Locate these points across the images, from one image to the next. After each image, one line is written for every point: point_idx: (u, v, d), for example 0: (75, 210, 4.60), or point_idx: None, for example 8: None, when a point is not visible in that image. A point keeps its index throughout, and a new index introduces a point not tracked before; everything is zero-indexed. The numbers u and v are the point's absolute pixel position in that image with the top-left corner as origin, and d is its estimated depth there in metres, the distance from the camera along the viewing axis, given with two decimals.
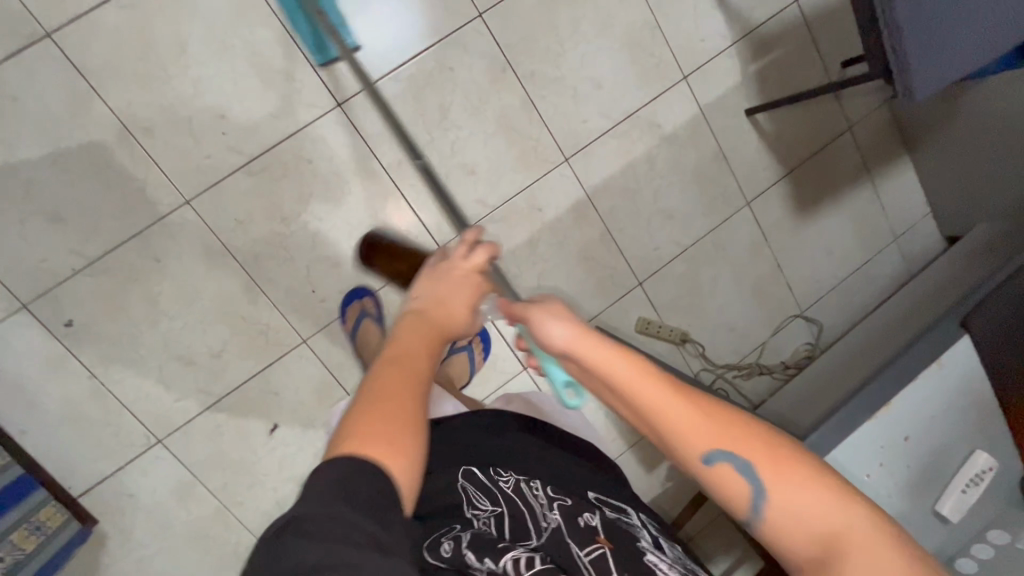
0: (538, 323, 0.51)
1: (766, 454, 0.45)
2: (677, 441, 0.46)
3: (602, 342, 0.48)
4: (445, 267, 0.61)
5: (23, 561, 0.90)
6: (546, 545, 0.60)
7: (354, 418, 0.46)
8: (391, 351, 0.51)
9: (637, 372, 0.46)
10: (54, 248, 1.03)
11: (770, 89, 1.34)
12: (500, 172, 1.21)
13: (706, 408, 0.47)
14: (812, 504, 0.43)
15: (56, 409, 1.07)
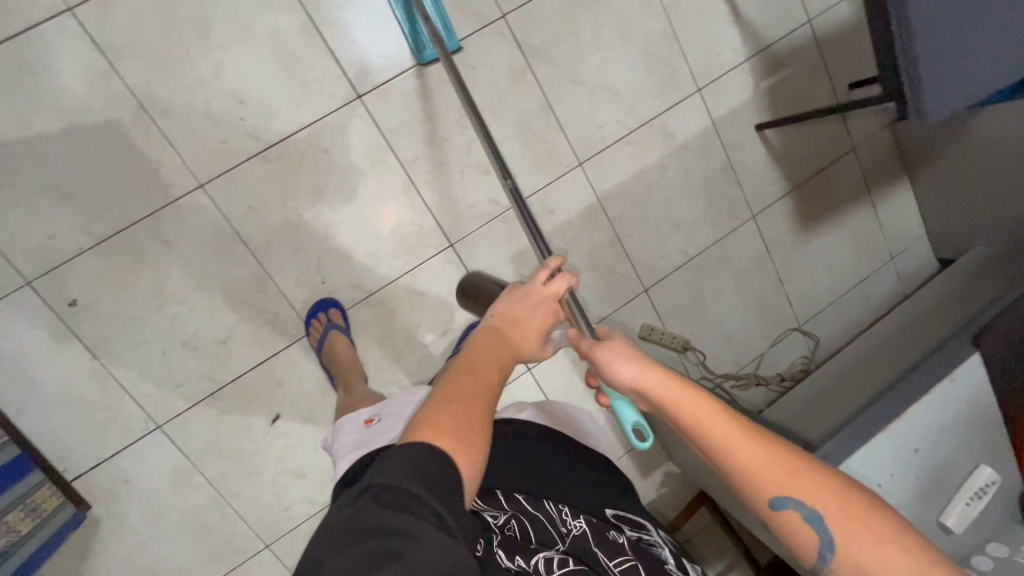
0: (609, 362, 0.59)
1: (838, 503, 0.49)
2: (746, 483, 0.51)
3: (669, 382, 0.55)
4: (526, 289, 0.67)
5: (18, 542, 0.88)
6: (571, 549, 0.67)
7: (432, 414, 0.53)
8: (467, 365, 0.59)
9: (704, 412, 0.53)
10: (62, 225, 1.01)
11: (781, 106, 1.37)
12: (515, 173, 1.22)
13: (779, 454, 0.51)
14: (884, 561, 0.47)
15: (54, 389, 1.05)
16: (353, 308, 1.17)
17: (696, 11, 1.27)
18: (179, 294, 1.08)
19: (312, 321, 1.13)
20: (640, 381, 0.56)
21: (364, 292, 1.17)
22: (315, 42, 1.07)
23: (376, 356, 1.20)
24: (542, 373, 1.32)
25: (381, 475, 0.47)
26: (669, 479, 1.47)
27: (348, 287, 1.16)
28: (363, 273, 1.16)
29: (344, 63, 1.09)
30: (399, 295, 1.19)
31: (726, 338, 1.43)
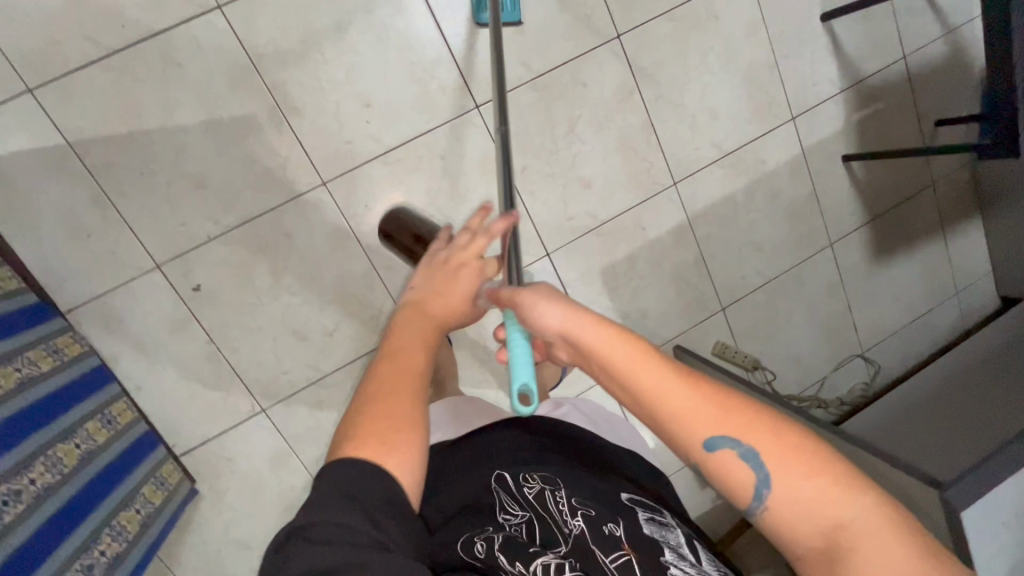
0: (538, 307, 0.53)
1: (773, 439, 0.47)
2: (681, 428, 0.48)
3: (597, 323, 0.51)
4: (445, 258, 0.70)
5: (154, 513, 0.94)
6: (573, 552, 0.62)
7: (354, 422, 0.54)
8: (395, 355, 0.60)
9: (634, 354, 0.49)
10: (193, 213, 1.05)
11: (868, 139, 1.40)
12: (614, 189, 1.26)
13: (712, 395, 0.49)
14: (815, 496, 0.45)
15: (172, 367, 1.10)
16: None
17: (797, 43, 1.31)
18: (293, 284, 1.11)
19: None
20: (569, 325, 0.52)
21: None
22: (441, 51, 1.10)
23: (467, 356, 1.24)
24: None
25: (312, 515, 0.47)
26: None
27: None
28: None
29: (466, 72, 1.12)
30: None
31: (794, 360, 1.46)
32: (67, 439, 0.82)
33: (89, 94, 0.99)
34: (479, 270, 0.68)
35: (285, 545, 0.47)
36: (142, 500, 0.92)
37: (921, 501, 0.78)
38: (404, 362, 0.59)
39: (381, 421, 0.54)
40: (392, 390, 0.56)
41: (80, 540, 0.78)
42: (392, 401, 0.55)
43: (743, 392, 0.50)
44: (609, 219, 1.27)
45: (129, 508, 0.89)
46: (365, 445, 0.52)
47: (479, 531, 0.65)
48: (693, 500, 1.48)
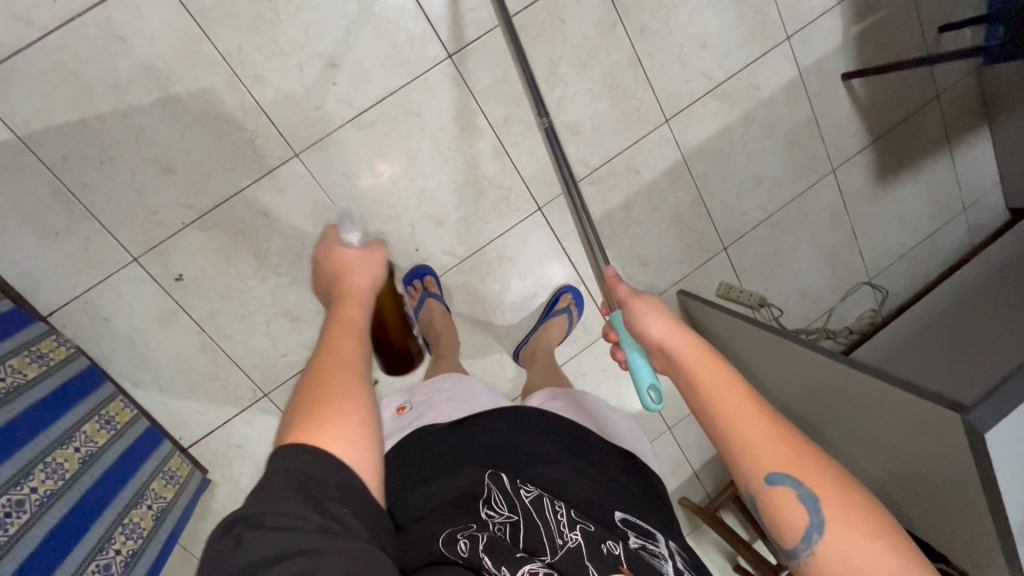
0: (642, 316, 0.64)
1: (838, 492, 0.51)
2: (750, 457, 0.53)
3: (696, 343, 0.60)
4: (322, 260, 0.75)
5: (167, 506, 0.94)
6: (561, 562, 0.61)
7: (292, 414, 0.54)
8: (318, 345, 0.61)
9: (723, 377, 0.57)
10: (164, 199, 1.00)
11: (868, 53, 1.32)
12: (602, 132, 1.20)
13: (788, 437, 0.54)
14: (872, 559, 0.48)
15: (167, 363, 1.07)
16: (446, 275, 1.18)
17: None
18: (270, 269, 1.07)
19: (409, 288, 1.15)
20: (665, 337, 0.61)
21: (456, 258, 1.18)
22: None
23: (467, 322, 1.22)
24: None
25: (258, 505, 0.47)
26: None
27: (439, 253, 1.17)
28: (455, 239, 1.17)
29: (433, 18, 1.04)
30: (490, 258, 1.20)
31: (801, 294, 1.44)
32: (65, 444, 0.80)
33: (31, 81, 0.91)
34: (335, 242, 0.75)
35: (228, 535, 0.47)
36: (153, 496, 0.92)
37: (937, 427, 0.73)
38: (325, 348, 0.60)
39: (308, 405, 0.54)
40: (315, 375, 0.57)
41: (93, 541, 0.77)
42: (317, 382, 0.56)
43: (818, 447, 0.54)
44: (600, 165, 1.21)
45: (139, 505, 0.88)
46: (295, 428, 0.52)
47: (461, 528, 0.64)
48: (705, 442, 1.48)
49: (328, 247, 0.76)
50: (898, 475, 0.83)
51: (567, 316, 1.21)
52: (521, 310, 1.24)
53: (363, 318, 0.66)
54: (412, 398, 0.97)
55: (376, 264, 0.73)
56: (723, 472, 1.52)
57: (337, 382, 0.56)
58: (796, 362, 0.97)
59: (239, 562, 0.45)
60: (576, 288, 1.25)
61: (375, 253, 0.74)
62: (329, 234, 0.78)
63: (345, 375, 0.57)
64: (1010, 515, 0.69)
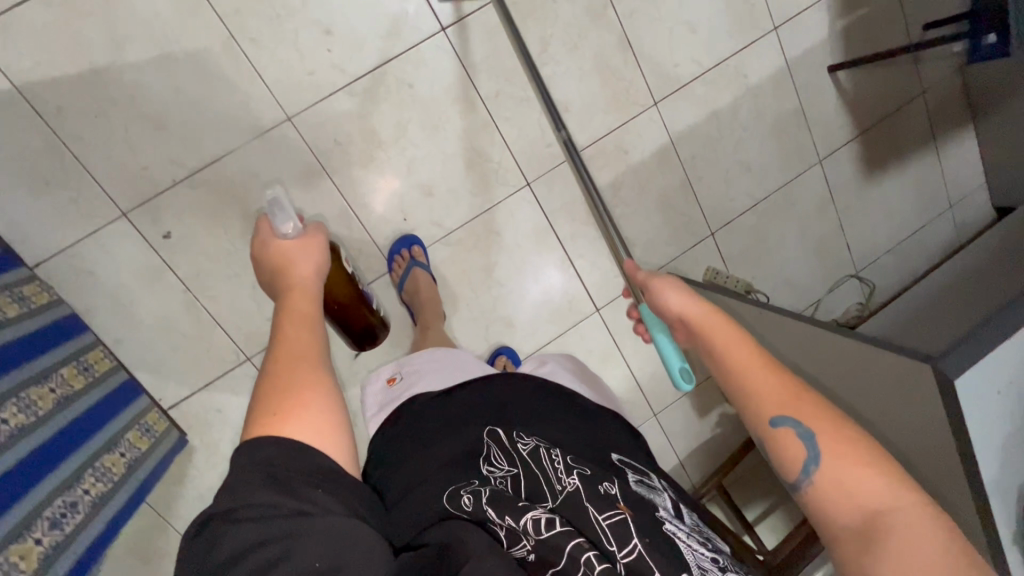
0: (659, 292, 0.74)
1: (833, 432, 0.55)
2: (755, 403, 0.59)
3: (708, 310, 0.68)
4: (263, 257, 0.79)
5: (141, 458, 0.92)
6: (562, 508, 0.62)
7: (262, 408, 0.57)
8: (271, 340, 0.65)
9: (729, 334, 0.64)
10: (155, 155, 1.01)
11: (853, 47, 1.35)
12: (592, 112, 1.22)
13: (790, 385, 0.59)
14: (865, 485, 0.52)
15: (150, 321, 1.07)
16: (434, 246, 1.19)
17: None
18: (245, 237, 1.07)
19: (396, 257, 1.16)
20: (684, 309, 0.70)
21: (444, 230, 1.19)
22: None
23: (453, 294, 1.23)
24: (610, 315, 1.33)
25: (230, 500, 0.49)
26: (724, 419, 1.49)
27: (427, 223, 1.18)
28: (444, 210, 1.18)
29: None
30: (478, 231, 1.21)
31: (788, 285, 1.45)
32: (41, 383, 0.81)
33: (31, 32, 0.94)
34: (270, 232, 0.79)
35: (203, 533, 0.49)
36: (127, 445, 0.90)
37: (915, 386, 0.74)
38: (280, 343, 0.64)
39: (272, 400, 0.57)
40: (277, 372, 0.60)
41: (62, 477, 0.76)
42: (284, 380, 0.59)
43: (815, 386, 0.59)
44: (590, 144, 1.23)
45: (112, 451, 0.87)
46: (260, 426, 0.55)
47: (465, 485, 0.65)
48: (691, 430, 1.48)
49: (262, 240, 0.79)
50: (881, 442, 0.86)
51: None
52: (507, 286, 1.25)
53: (314, 310, 0.71)
54: (400, 370, 0.95)
55: (315, 252, 0.78)
56: (708, 462, 1.51)
57: (301, 378, 0.59)
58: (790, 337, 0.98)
59: (218, 557, 0.47)
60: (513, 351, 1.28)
61: (315, 240, 0.79)
62: (262, 225, 0.81)
63: (309, 369, 0.61)
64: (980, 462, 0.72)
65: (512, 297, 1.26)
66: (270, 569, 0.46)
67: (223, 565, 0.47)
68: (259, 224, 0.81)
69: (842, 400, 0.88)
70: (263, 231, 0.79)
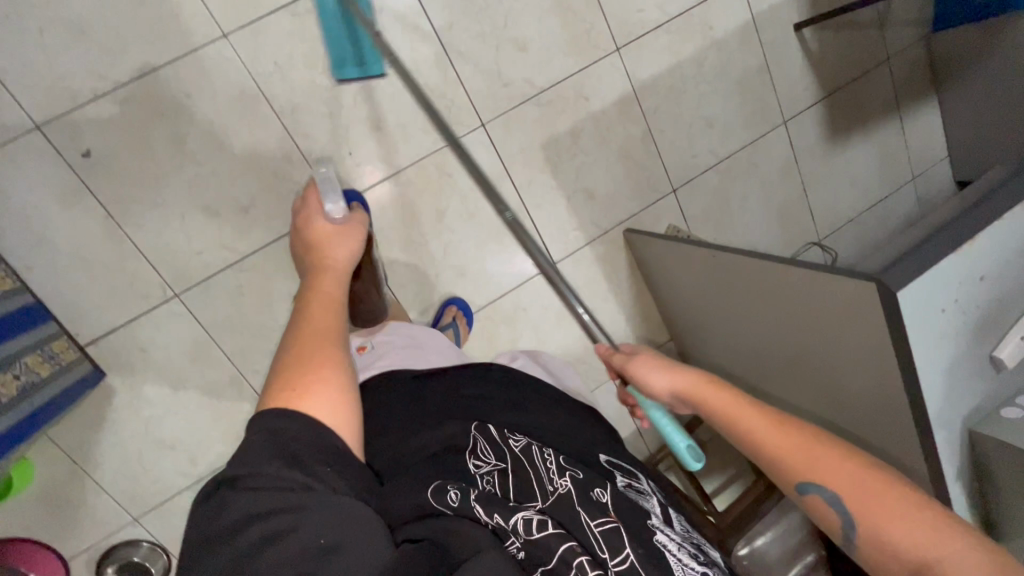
0: (648, 378, 0.69)
1: (855, 483, 0.54)
2: (780, 467, 0.58)
3: (697, 377, 0.64)
4: (303, 233, 0.74)
5: (40, 384, 0.85)
6: (553, 509, 0.59)
7: (279, 381, 0.53)
8: (295, 316, 0.61)
9: (725, 398, 0.61)
10: (73, 63, 0.94)
11: (819, 6, 1.34)
12: (552, 53, 1.17)
13: (800, 440, 0.57)
14: (903, 534, 0.50)
15: (66, 248, 0.99)
16: (382, 185, 1.13)
17: None
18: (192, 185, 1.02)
19: None
20: (675, 386, 0.66)
21: (393, 169, 1.13)
22: None
23: (401, 239, 1.17)
24: (567, 270, 1.30)
25: (240, 467, 0.48)
26: None
27: (374, 161, 1.12)
28: (393, 147, 1.12)
29: None
30: (429, 172, 1.16)
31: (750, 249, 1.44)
32: None
33: None
34: (317, 209, 0.75)
35: (215, 495, 0.48)
36: (25, 367, 0.83)
37: (860, 302, 0.71)
38: (303, 320, 0.60)
39: (289, 372, 0.54)
40: (294, 346, 0.57)
41: None
42: (301, 352, 0.56)
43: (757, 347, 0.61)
44: (549, 87, 1.19)
45: (5, 370, 0.79)
46: (275, 397, 0.52)
47: (452, 481, 0.61)
48: None
49: (306, 214, 0.75)
50: (827, 371, 0.84)
51: (454, 331, 1.19)
52: (459, 233, 1.20)
53: (341, 291, 0.66)
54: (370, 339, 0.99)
55: (354, 239, 0.73)
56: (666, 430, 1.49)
57: (318, 353, 0.55)
58: (738, 275, 0.96)
59: (223, 522, 0.46)
60: (460, 300, 1.23)
61: (356, 228, 0.74)
62: (308, 199, 0.77)
63: (326, 346, 0.57)
64: (922, 390, 0.70)
65: (464, 245, 1.21)
66: (272, 542, 0.45)
67: (228, 529, 0.46)
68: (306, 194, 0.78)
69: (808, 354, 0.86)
70: (310, 206, 0.75)
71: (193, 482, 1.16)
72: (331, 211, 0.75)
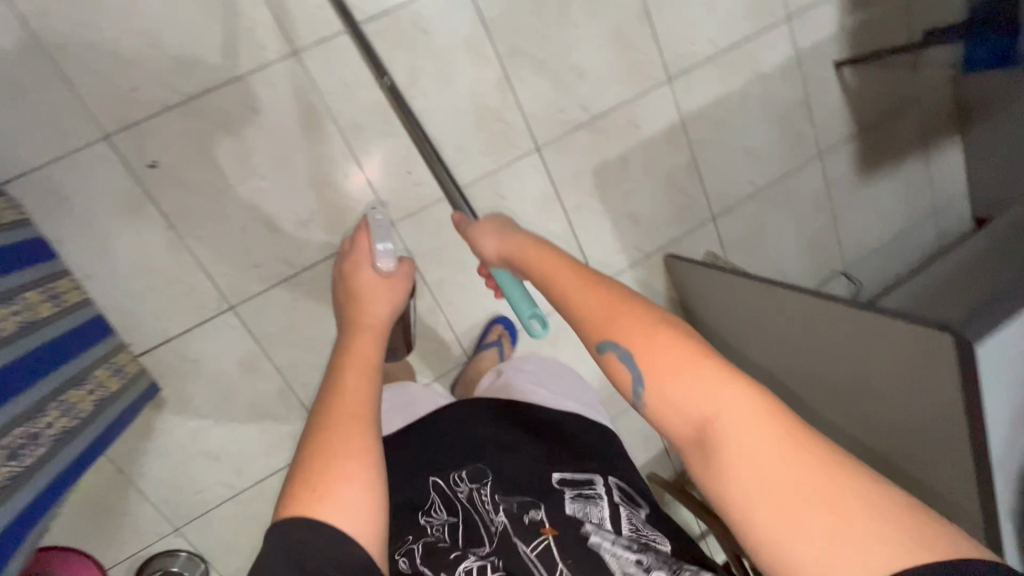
0: (480, 239, 0.72)
1: (646, 334, 0.48)
2: (587, 327, 0.52)
3: (534, 245, 0.62)
4: (350, 278, 0.79)
5: (110, 399, 0.84)
6: (496, 549, 0.65)
7: (296, 478, 0.52)
8: (324, 389, 0.60)
9: (557, 266, 0.58)
10: (145, 75, 0.94)
11: (859, 45, 1.38)
12: (607, 81, 1.20)
13: (611, 297, 0.52)
14: (686, 386, 0.45)
15: (126, 258, 0.99)
16: (438, 204, 1.15)
17: None
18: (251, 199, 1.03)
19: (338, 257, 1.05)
20: (516, 251, 0.65)
21: None
22: None
23: (452, 257, 1.19)
24: None
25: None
26: None
27: (432, 180, 1.13)
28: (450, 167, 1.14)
29: None
30: (483, 193, 1.17)
31: (780, 277, 1.48)
32: (4, 301, 0.72)
33: None
34: (365, 256, 0.80)
35: None
36: (96, 383, 0.82)
37: (926, 351, 0.78)
38: (335, 391, 0.59)
39: (305, 471, 0.52)
40: (318, 430, 0.55)
41: (24, 406, 0.68)
42: (320, 446, 0.53)
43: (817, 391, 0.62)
44: (602, 114, 1.21)
45: (79, 387, 0.78)
46: (293, 500, 0.50)
47: (399, 547, 0.70)
48: None
49: (354, 253, 0.82)
50: (877, 412, 0.89)
51: (497, 350, 1.22)
52: None
53: (376, 355, 0.66)
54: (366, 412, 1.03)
55: (395, 292, 0.78)
56: None
57: (343, 443, 0.53)
58: (792, 316, 1.01)
59: None
60: (506, 318, 1.25)
61: (397, 284, 0.78)
62: (358, 236, 0.85)
63: (352, 427, 0.55)
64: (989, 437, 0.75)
65: None
66: None
67: None
68: (358, 234, 0.85)
69: (856, 393, 0.92)
70: (360, 250, 0.81)
71: (235, 493, 1.15)
72: (381, 260, 0.80)
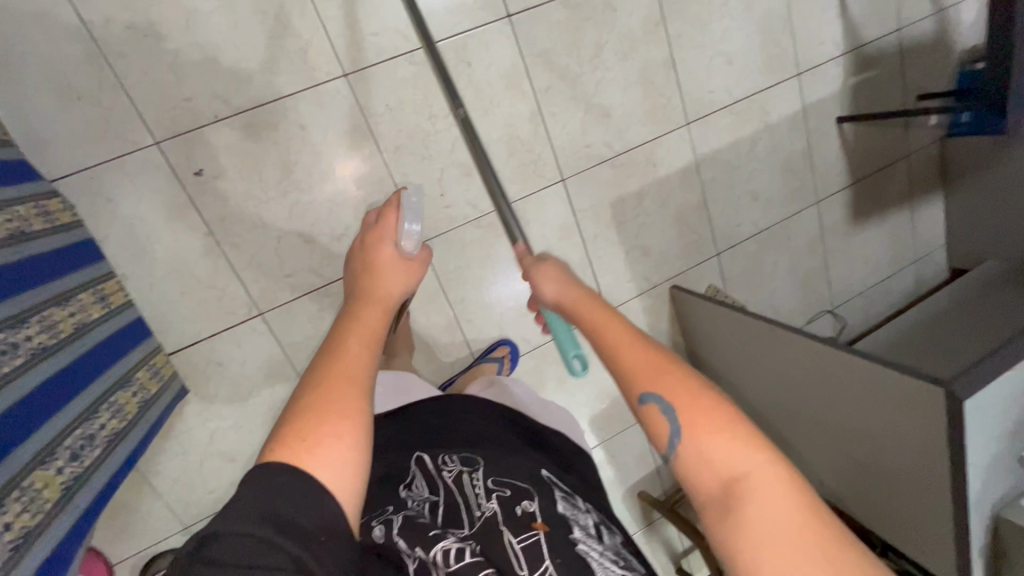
0: (540, 282, 0.70)
1: (691, 401, 0.54)
2: (627, 379, 0.57)
3: (581, 293, 0.65)
4: (365, 250, 0.70)
5: (150, 400, 0.87)
6: (476, 534, 0.66)
7: (290, 423, 0.52)
8: (329, 349, 0.58)
9: (619, 330, 0.60)
10: (200, 87, 0.97)
11: (860, 103, 1.49)
12: (630, 121, 1.27)
13: (657, 357, 0.57)
14: (725, 455, 0.51)
15: (164, 260, 1.01)
16: (466, 225, 1.20)
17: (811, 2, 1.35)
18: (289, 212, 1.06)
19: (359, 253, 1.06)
20: (560, 295, 0.67)
21: (478, 212, 1.20)
22: None
23: (475, 276, 1.23)
24: None
25: (219, 522, 0.46)
26: None
27: (462, 203, 1.18)
28: (480, 192, 1.19)
29: None
30: None
31: (773, 312, 1.57)
32: (62, 305, 0.75)
33: None
34: (389, 233, 0.71)
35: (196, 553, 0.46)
36: (139, 385, 0.85)
37: (925, 401, 0.84)
38: (335, 355, 0.57)
39: (301, 420, 0.52)
40: (315, 381, 0.55)
41: (79, 409, 0.72)
42: (316, 399, 0.53)
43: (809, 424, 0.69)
44: (623, 152, 1.28)
45: (125, 389, 0.82)
46: (283, 446, 0.50)
47: (377, 514, 0.70)
48: None
49: (375, 230, 0.72)
50: (866, 447, 0.99)
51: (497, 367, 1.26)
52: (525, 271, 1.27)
53: (381, 327, 0.64)
54: None
55: (412, 276, 0.70)
56: None
57: (342, 402, 0.53)
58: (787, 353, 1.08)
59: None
60: (512, 343, 1.30)
61: (414, 269, 0.71)
62: (384, 214, 0.73)
63: (352, 394, 0.54)
64: (966, 479, 0.84)
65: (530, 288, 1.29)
66: None
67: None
68: (382, 209, 0.73)
69: (853, 425, 1.00)
70: (385, 224, 0.71)
71: None
72: (404, 240, 0.71)
